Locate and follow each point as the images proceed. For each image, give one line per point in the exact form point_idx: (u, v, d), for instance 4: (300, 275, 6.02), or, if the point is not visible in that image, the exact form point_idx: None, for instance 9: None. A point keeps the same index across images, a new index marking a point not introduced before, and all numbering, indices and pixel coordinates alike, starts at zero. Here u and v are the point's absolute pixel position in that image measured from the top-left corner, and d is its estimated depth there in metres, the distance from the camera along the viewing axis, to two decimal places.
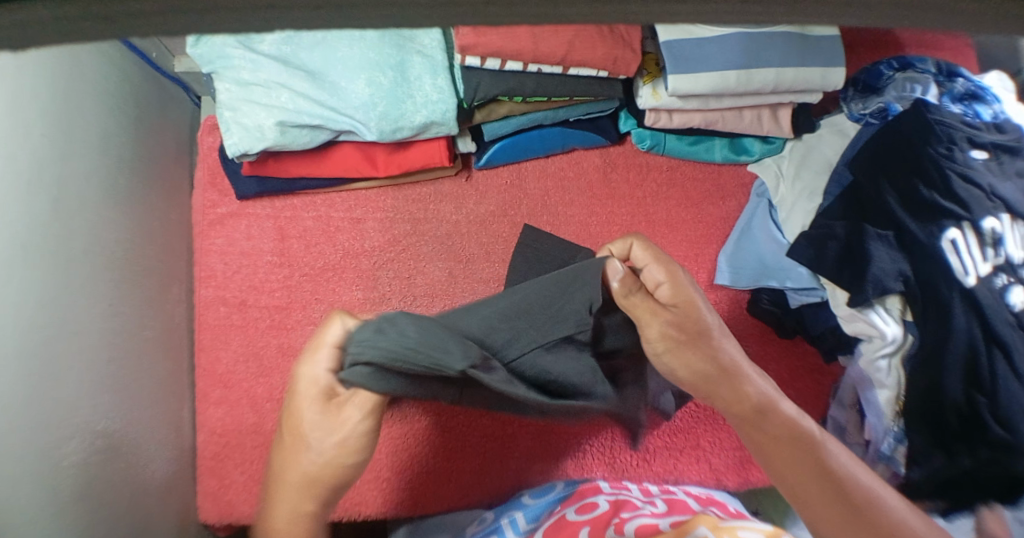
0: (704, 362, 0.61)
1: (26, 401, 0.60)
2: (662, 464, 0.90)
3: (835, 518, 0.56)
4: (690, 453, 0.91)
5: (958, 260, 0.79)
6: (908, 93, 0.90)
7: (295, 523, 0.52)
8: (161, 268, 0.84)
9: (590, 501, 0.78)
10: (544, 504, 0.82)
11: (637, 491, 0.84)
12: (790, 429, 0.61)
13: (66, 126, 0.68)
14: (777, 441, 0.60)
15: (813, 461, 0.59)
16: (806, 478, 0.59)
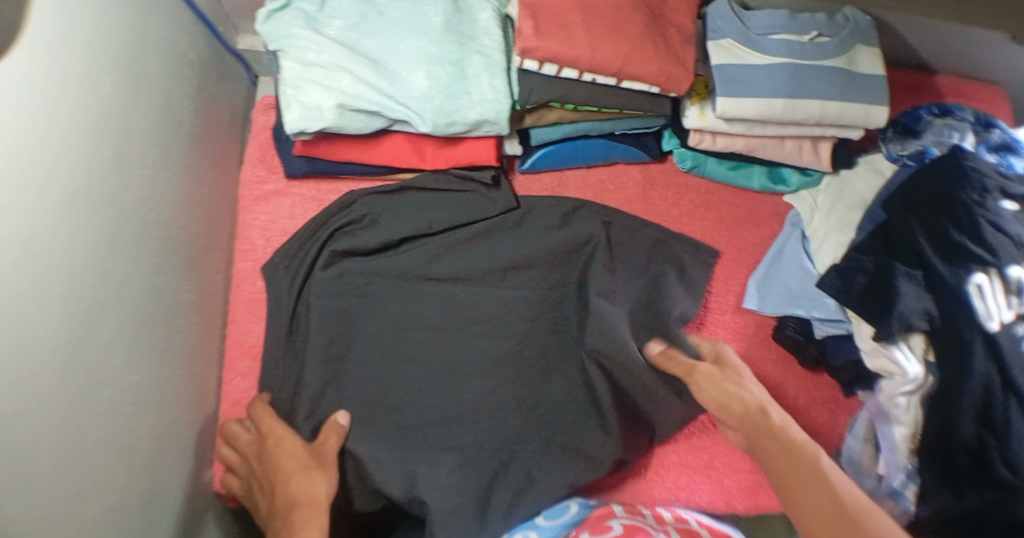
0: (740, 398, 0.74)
1: (67, 341, 0.62)
2: (674, 480, 0.90)
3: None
4: (703, 472, 0.91)
5: (983, 304, 0.81)
6: (946, 138, 0.92)
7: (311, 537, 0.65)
8: (205, 235, 0.86)
9: (603, 524, 0.73)
10: (558, 526, 0.77)
11: (651, 516, 0.82)
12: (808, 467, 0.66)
13: (133, 84, 0.71)
14: (795, 481, 0.65)
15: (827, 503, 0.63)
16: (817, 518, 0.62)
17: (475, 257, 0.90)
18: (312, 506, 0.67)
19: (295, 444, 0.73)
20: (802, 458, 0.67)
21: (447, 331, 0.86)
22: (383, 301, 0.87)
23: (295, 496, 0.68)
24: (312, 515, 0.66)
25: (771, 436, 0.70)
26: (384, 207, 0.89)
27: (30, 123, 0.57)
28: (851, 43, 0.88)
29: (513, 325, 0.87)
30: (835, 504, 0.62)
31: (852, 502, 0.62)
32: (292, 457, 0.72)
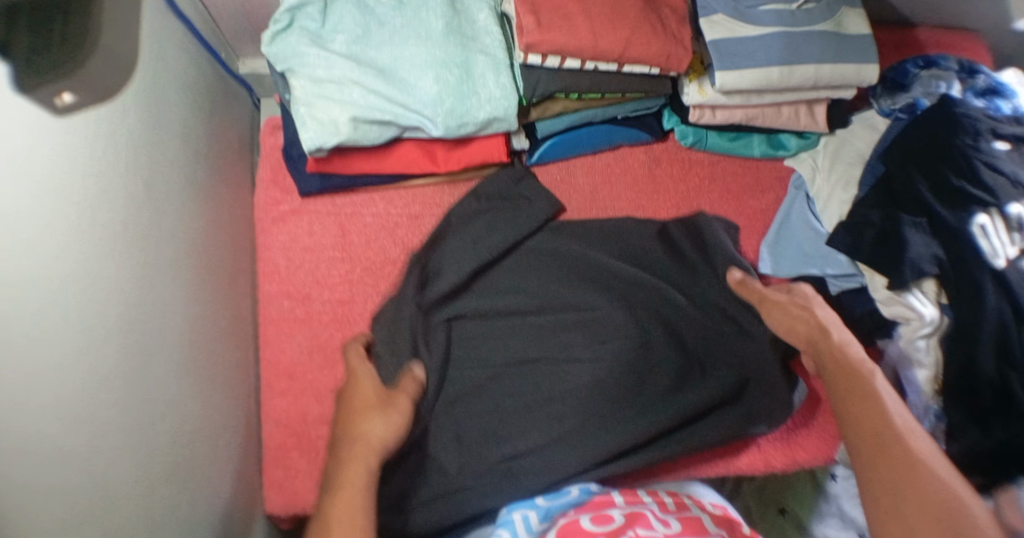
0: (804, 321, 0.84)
1: (127, 374, 0.63)
2: (698, 461, 0.91)
3: (873, 451, 0.68)
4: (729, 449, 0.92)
5: (987, 243, 0.85)
6: (934, 89, 0.95)
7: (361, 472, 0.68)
8: (230, 261, 0.86)
9: (604, 513, 0.74)
10: (559, 506, 0.77)
11: (654, 503, 0.77)
12: (860, 381, 0.74)
13: (155, 118, 0.71)
14: (849, 396, 0.74)
15: (876, 416, 0.71)
16: (862, 426, 0.70)
17: (532, 294, 0.90)
18: (362, 445, 0.69)
19: (369, 384, 0.77)
20: (860, 378, 0.75)
21: (520, 365, 0.86)
22: (454, 357, 0.86)
23: (357, 433, 0.71)
24: (358, 455, 0.69)
25: (835, 354, 0.78)
26: (449, 256, 0.90)
27: (76, 165, 0.58)
28: (837, 7, 0.91)
29: (575, 347, 0.88)
30: (882, 424, 0.70)
31: (898, 422, 0.70)
32: (364, 394, 0.76)
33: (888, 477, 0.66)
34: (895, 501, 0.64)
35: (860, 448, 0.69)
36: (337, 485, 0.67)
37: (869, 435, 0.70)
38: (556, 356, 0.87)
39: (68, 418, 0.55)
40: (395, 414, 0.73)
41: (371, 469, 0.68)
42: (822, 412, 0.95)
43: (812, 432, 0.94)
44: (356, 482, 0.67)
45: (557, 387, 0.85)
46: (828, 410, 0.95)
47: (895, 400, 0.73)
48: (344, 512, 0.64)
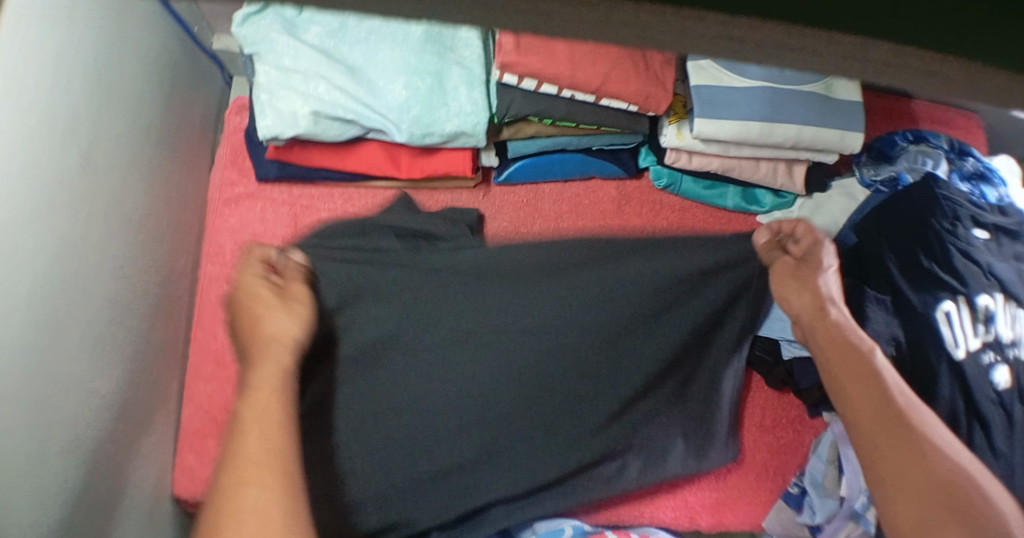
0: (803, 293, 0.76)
1: (31, 346, 0.60)
2: (620, 511, 0.90)
3: (876, 429, 0.66)
4: (657, 503, 0.91)
5: (950, 332, 0.82)
6: (919, 165, 0.94)
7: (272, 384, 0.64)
8: (172, 239, 0.84)
9: None
10: None
11: None
12: (858, 358, 0.71)
13: (103, 87, 0.69)
14: (846, 370, 0.70)
15: (874, 393, 0.68)
16: (861, 405, 0.68)
17: (461, 296, 0.82)
18: (271, 344, 0.67)
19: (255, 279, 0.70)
20: (857, 353, 0.71)
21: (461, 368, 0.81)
22: (391, 355, 0.81)
23: (262, 335, 0.68)
24: (269, 357, 0.66)
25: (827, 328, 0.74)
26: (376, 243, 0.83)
27: (6, 129, 0.56)
28: None
29: (523, 356, 0.81)
30: (882, 399, 0.67)
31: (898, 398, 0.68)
32: (249, 293, 0.69)
33: (891, 454, 0.64)
34: (903, 478, 0.62)
35: (861, 424, 0.67)
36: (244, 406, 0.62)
37: (869, 412, 0.67)
38: (492, 376, 0.81)
39: None
40: (294, 310, 0.71)
41: (282, 386, 0.65)
42: (755, 475, 0.93)
43: (742, 495, 0.92)
44: (269, 383, 0.64)
45: (495, 397, 0.81)
46: (762, 475, 0.93)
47: (891, 373, 0.70)
48: (258, 418, 0.61)
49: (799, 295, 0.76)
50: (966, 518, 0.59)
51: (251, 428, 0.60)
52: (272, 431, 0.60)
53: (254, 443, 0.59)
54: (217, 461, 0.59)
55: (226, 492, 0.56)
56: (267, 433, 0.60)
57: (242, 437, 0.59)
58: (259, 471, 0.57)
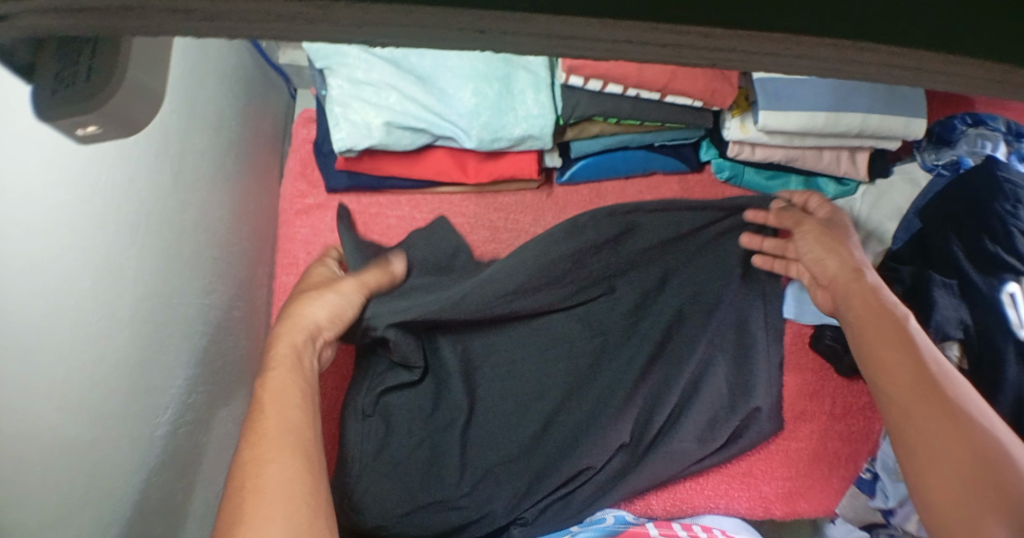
0: (839, 266, 0.80)
1: (136, 362, 0.63)
2: (685, 494, 0.90)
3: (908, 390, 0.64)
4: (732, 490, 0.91)
5: (1014, 313, 0.80)
6: (980, 148, 0.93)
7: (286, 358, 0.69)
8: (249, 252, 0.87)
9: None
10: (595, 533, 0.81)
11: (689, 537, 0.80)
12: (893, 326, 0.70)
13: (190, 108, 0.71)
14: (879, 335, 0.70)
15: (907, 357, 0.67)
16: (892, 368, 0.67)
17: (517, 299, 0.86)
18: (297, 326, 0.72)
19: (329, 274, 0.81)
20: (892, 320, 0.71)
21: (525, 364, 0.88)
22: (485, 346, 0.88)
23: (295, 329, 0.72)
24: (293, 338, 0.71)
25: (865, 298, 0.74)
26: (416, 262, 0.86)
27: (107, 159, 0.58)
28: None
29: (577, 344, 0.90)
30: (912, 368, 0.65)
31: (931, 368, 0.65)
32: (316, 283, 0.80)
33: (920, 415, 0.62)
34: (928, 444, 0.60)
35: (893, 387, 0.65)
36: (264, 392, 0.65)
37: (902, 375, 0.65)
38: (536, 362, 0.88)
39: (74, 406, 0.55)
40: (330, 302, 0.76)
41: (297, 368, 0.68)
42: (828, 463, 0.93)
43: (815, 483, 0.92)
44: (291, 369, 0.68)
45: (552, 381, 0.88)
46: (835, 462, 0.93)
47: (930, 347, 0.68)
48: (274, 395, 0.65)
49: (834, 262, 0.80)
50: (992, 482, 0.55)
51: (267, 409, 0.63)
52: (291, 417, 0.63)
53: (273, 425, 0.62)
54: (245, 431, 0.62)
55: (246, 451, 0.60)
56: (284, 412, 0.63)
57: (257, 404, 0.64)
58: (281, 446, 0.60)
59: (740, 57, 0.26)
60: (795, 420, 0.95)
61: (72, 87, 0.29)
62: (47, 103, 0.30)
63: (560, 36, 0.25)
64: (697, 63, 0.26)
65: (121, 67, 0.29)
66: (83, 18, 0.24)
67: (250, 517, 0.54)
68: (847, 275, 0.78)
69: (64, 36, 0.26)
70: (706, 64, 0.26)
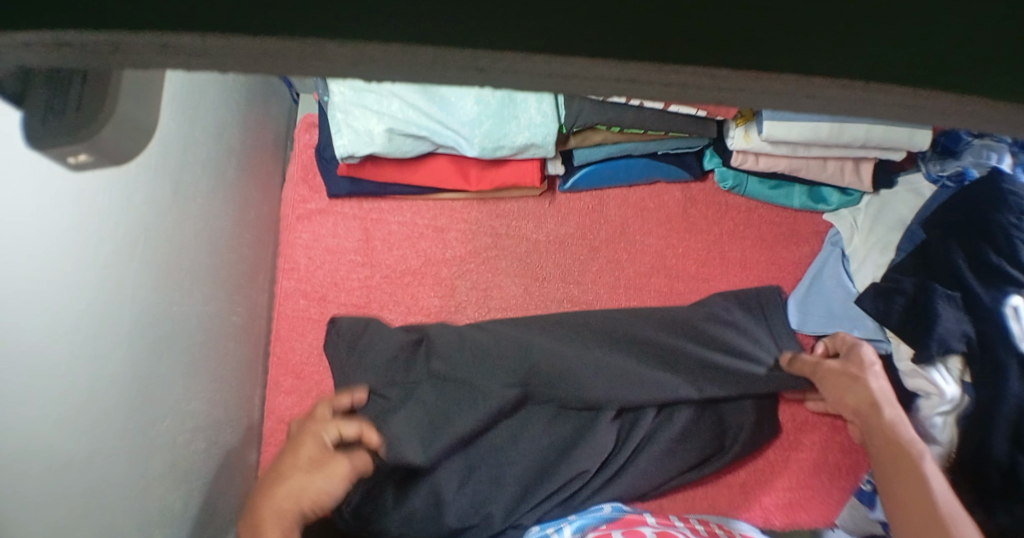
0: (858, 389, 0.81)
1: (134, 374, 0.63)
2: (682, 501, 0.91)
3: (916, 514, 0.67)
4: (735, 492, 0.92)
5: (1019, 327, 0.77)
6: (984, 160, 0.87)
7: (297, 490, 0.69)
8: (250, 260, 0.87)
9: (637, 530, 0.78)
10: (590, 520, 0.81)
11: (686, 528, 0.82)
12: (904, 451, 0.73)
13: (190, 114, 0.71)
14: (892, 463, 0.73)
15: (916, 482, 0.69)
16: (904, 491, 0.69)
17: (522, 334, 0.87)
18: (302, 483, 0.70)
19: (311, 448, 0.73)
20: (906, 452, 0.73)
21: (517, 361, 0.84)
22: (466, 370, 0.83)
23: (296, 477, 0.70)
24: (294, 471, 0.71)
25: (884, 431, 0.76)
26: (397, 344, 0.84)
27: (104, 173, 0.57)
28: None
29: (573, 362, 0.85)
30: (924, 495, 0.68)
31: (948, 515, 0.65)
32: (303, 456, 0.72)
33: (922, 537, 0.65)
34: None
35: (901, 512, 0.68)
36: (274, 490, 0.69)
37: (912, 498, 0.68)
38: (538, 363, 0.84)
39: (71, 422, 0.54)
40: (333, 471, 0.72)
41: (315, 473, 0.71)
42: (827, 474, 0.93)
43: (815, 494, 0.92)
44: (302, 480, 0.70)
45: (552, 387, 0.84)
46: (834, 473, 0.93)
47: (942, 480, 0.70)
48: (289, 493, 0.69)
49: (855, 392, 0.81)
50: None
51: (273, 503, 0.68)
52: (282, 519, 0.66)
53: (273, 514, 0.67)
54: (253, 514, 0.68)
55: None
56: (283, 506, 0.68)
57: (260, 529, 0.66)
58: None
59: (753, 96, 0.25)
60: (796, 431, 0.95)
61: (61, 117, 0.29)
62: (38, 131, 0.29)
63: (563, 75, 0.24)
64: (704, 101, 0.25)
65: (109, 98, 0.28)
66: (63, 54, 0.24)
67: None
68: (864, 399, 0.80)
69: (53, 68, 0.26)
70: (711, 103, 0.25)
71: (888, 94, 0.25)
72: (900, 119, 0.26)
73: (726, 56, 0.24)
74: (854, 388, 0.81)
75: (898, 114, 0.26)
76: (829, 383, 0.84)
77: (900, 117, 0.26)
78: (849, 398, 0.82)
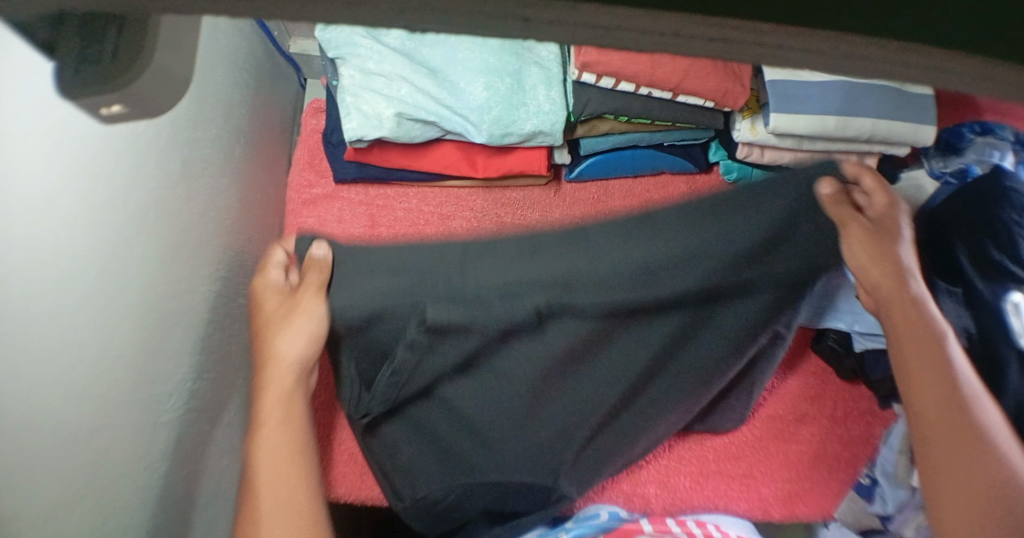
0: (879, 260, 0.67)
1: (141, 349, 0.63)
2: (681, 494, 0.91)
3: (929, 396, 0.63)
4: (738, 483, 0.92)
5: (1018, 322, 0.78)
6: (987, 157, 0.90)
7: (286, 359, 0.69)
8: (255, 242, 0.87)
9: None
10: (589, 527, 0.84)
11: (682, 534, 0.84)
12: (926, 333, 0.66)
13: (200, 96, 0.71)
14: (910, 335, 0.66)
15: (932, 360, 0.65)
16: (926, 377, 0.64)
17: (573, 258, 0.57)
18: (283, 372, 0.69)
19: (269, 292, 0.70)
20: (923, 318, 0.67)
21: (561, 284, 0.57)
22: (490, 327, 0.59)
23: (269, 354, 0.69)
24: (278, 375, 0.69)
25: (906, 317, 0.67)
26: (390, 273, 0.58)
27: (116, 151, 0.57)
28: None
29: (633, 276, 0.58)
30: (948, 383, 0.63)
31: (966, 392, 0.63)
32: (269, 295, 0.70)
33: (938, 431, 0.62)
34: (944, 458, 0.62)
35: (922, 402, 0.64)
36: (261, 419, 0.69)
37: (932, 388, 0.63)
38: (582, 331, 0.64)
39: (79, 397, 0.54)
40: (296, 324, 0.66)
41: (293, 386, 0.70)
42: (827, 467, 0.93)
43: (814, 487, 0.92)
44: (288, 377, 0.70)
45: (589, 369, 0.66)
46: (834, 466, 0.93)
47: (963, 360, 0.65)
48: (282, 410, 0.70)
49: (878, 269, 0.67)
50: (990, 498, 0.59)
51: (271, 423, 0.69)
52: (292, 445, 0.69)
53: (267, 460, 0.68)
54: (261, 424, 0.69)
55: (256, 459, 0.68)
56: (275, 428, 0.69)
57: (263, 458, 0.67)
58: (275, 477, 0.67)
59: (791, 54, 0.25)
60: (795, 423, 0.95)
61: (100, 65, 0.29)
62: (74, 82, 0.30)
63: (607, 27, 0.24)
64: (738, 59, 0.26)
65: (148, 50, 0.29)
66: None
67: (274, 506, 0.65)
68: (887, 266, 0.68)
69: (87, 12, 0.26)
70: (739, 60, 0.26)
71: (908, 52, 0.25)
72: (925, 83, 0.26)
73: (766, 13, 0.25)
74: (862, 248, 0.67)
75: (926, 78, 0.26)
76: (853, 245, 0.67)
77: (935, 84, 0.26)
78: (859, 260, 0.67)
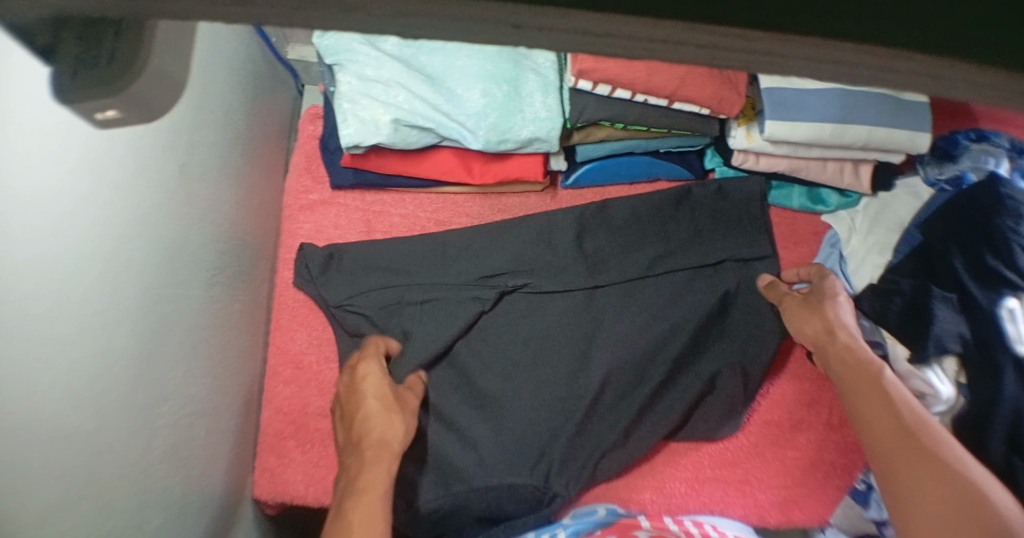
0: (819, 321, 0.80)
1: (136, 353, 0.62)
2: (678, 499, 0.91)
3: (888, 437, 0.67)
4: (734, 489, 0.92)
5: (1015, 329, 0.78)
6: (983, 164, 0.90)
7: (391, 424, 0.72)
8: (253, 247, 0.87)
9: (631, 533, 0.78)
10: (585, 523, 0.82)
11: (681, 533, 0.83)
12: (857, 363, 0.75)
13: (198, 102, 0.71)
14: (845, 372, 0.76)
15: (880, 400, 0.71)
16: (873, 413, 0.70)
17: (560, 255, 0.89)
18: (380, 448, 0.69)
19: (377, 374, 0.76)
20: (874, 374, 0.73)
21: None
22: None
23: (367, 431, 0.71)
24: (379, 459, 0.68)
25: (843, 356, 0.77)
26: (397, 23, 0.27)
27: (114, 153, 0.57)
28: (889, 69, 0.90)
29: None
30: (900, 418, 0.68)
31: (932, 434, 0.66)
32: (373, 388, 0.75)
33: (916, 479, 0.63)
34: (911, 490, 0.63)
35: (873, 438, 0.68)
36: (360, 488, 0.65)
37: (880, 427, 0.69)
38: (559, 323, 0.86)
39: (74, 400, 0.54)
40: (391, 396, 0.75)
41: (389, 468, 0.67)
42: (823, 474, 0.93)
43: (810, 493, 0.92)
44: (387, 449, 0.69)
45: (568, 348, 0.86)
46: (830, 472, 0.93)
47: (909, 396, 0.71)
48: (375, 478, 0.66)
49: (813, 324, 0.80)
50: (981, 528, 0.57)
51: (368, 489, 0.65)
52: (373, 515, 0.62)
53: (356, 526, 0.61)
54: (339, 499, 0.65)
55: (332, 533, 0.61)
56: (360, 497, 0.64)
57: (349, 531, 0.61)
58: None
59: (783, 60, 0.26)
60: (791, 429, 0.95)
61: (95, 69, 0.29)
62: (70, 85, 0.30)
63: (602, 33, 0.25)
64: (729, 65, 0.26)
65: (143, 53, 0.29)
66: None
67: None
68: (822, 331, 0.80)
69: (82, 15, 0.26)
70: (730, 65, 0.26)
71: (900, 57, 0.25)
72: (918, 88, 0.26)
73: (760, 20, 0.25)
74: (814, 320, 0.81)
75: (919, 83, 0.26)
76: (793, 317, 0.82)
77: (930, 91, 0.26)
78: (807, 333, 0.81)
